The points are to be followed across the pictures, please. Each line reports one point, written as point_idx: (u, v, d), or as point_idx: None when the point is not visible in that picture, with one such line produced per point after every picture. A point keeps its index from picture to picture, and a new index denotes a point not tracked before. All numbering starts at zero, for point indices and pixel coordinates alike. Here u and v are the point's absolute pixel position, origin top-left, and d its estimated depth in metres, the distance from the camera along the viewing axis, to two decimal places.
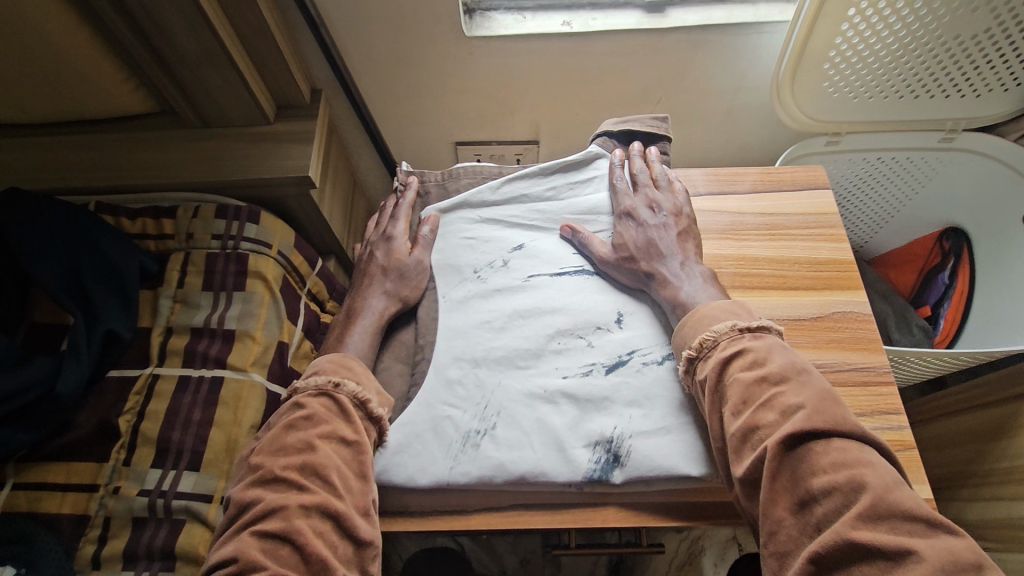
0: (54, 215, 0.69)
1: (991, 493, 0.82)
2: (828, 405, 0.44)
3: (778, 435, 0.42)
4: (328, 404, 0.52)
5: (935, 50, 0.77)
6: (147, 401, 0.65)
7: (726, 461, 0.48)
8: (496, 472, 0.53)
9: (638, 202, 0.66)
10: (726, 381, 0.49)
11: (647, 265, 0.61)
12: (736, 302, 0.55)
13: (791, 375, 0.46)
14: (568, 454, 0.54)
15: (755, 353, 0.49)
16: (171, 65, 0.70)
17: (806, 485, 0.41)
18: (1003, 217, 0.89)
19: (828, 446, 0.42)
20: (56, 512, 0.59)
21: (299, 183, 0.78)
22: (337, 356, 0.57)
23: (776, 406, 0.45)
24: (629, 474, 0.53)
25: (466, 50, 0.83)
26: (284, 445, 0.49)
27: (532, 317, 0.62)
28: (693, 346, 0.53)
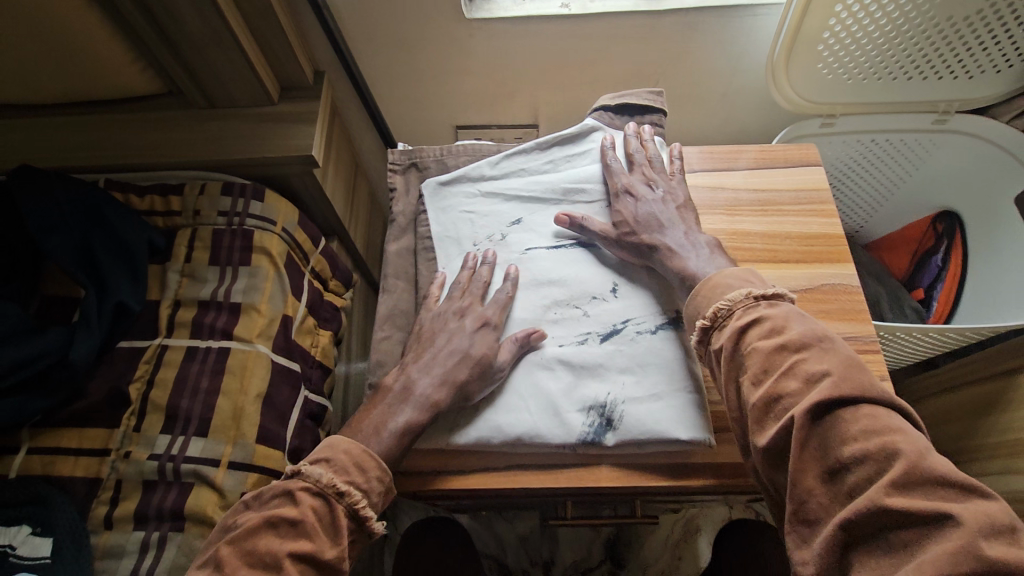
0: (65, 193, 0.71)
1: (979, 468, 0.85)
2: (853, 371, 0.43)
3: (805, 404, 0.42)
4: (320, 511, 0.47)
5: (926, 32, 0.78)
6: (156, 370, 0.67)
7: (745, 431, 0.48)
8: (493, 433, 0.56)
9: (634, 179, 0.67)
10: (743, 350, 0.49)
11: (649, 238, 0.62)
12: (745, 269, 0.56)
13: (812, 342, 0.46)
14: (563, 418, 0.56)
15: (772, 321, 0.49)
16: (178, 46, 0.71)
17: (836, 453, 0.40)
18: (992, 198, 0.91)
19: (857, 413, 0.41)
20: (69, 475, 0.61)
21: (302, 163, 0.79)
22: (359, 450, 0.51)
23: (799, 374, 0.44)
24: (621, 437, 0.55)
25: (466, 32, 0.84)
26: (254, 551, 0.44)
27: (529, 288, 0.64)
28: (707, 315, 0.53)
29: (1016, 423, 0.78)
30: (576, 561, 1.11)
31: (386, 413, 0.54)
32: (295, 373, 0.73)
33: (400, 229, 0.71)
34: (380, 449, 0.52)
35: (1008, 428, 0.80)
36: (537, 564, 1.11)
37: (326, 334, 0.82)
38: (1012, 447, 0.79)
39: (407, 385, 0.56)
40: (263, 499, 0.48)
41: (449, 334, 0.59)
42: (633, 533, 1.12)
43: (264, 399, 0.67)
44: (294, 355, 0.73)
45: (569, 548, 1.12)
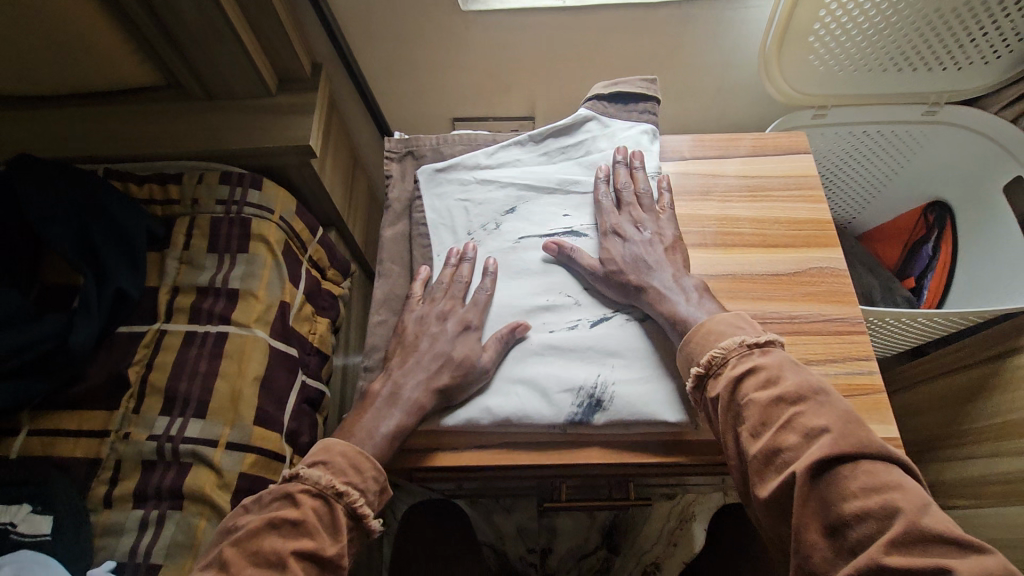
0: (65, 182, 0.72)
1: (970, 453, 0.86)
2: (852, 426, 0.42)
3: (806, 461, 0.41)
4: (321, 511, 0.48)
5: (916, 22, 0.79)
6: (155, 354, 0.68)
7: (744, 483, 0.46)
8: (483, 414, 0.57)
9: (623, 218, 0.65)
10: (740, 400, 0.47)
11: (637, 279, 0.60)
12: (736, 314, 0.54)
13: (808, 395, 0.45)
14: (552, 399, 0.57)
15: (768, 370, 0.47)
16: (177, 39, 0.73)
17: (838, 510, 0.39)
18: (979, 189, 0.93)
19: (856, 469, 0.40)
20: (69, 455, 0.62)
21: (300, 153, 0.81)
22: (353, 450, 0.52)
23: (797, 428, 0.43)
24: (609, 417, 0.56)
25: (461, 24, 0.86)
26: (258, 551, 0.46)
27: (523, 277, 0.65)
28: (702, 363, 0.51)
29: (1006, 406, 0.80)
30: (573, 549, 1.12)
31: (377, 416, 0.55)
32: (292, 358, 0.74)
33: (395, 214, 0.72)
34: (369, 438, 0.53)
35: (998, 412, 0.81)
36: (535, 553, 1.12)
37: (324, 321, 0.83)
38: (1005, 430, 0.80)
39: (395, 390, 0.57)
40: (263, 504, 0.50)
41: (432, 340, 0.59)
42: (630, 522, 1.13)
43: (261, 382, 0.68)
44: (291, 340, 0.74)
45: (566, 535, 1.13)
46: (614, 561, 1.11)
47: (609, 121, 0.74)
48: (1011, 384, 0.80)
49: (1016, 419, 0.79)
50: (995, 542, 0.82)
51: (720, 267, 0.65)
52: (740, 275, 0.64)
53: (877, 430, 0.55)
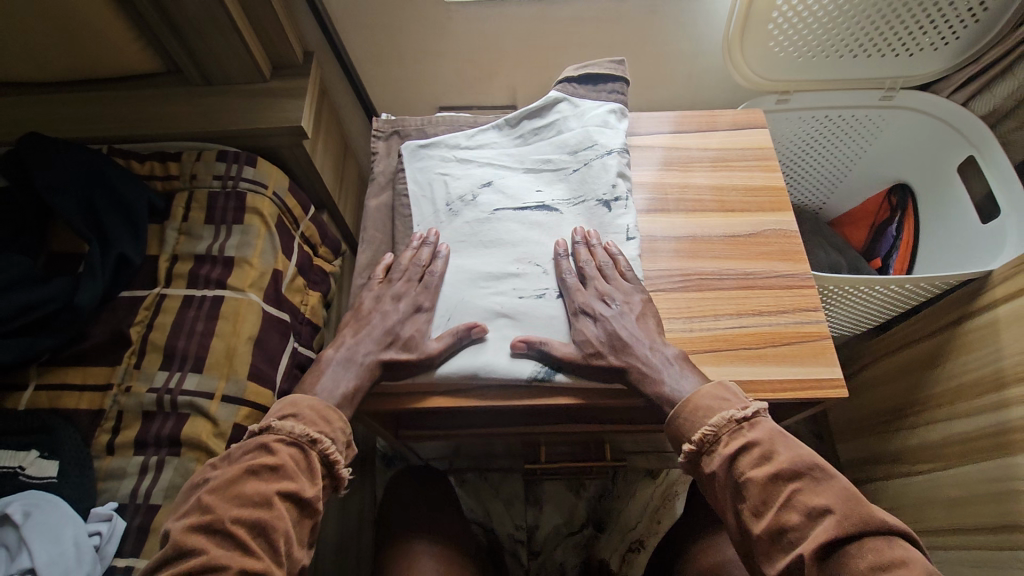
0: (71, 156, 0.76)
1: (928, 419, 0.91)
2: (852, 505, 0.44)
3: (813, 543, 0.43)
4: (297, 458, 0.50)
5: (866, 11, 0.84)
6: (155, 315, 0.72)
7: (748, 554, 0.48)
8: (452, 370, 0.60)
9: (589, 297, 0.63)
10: (737, 478, 0.49)
11: (617, 360, 0.58)
12: (719, 381, 0.55)
13: (805, 470, 0.47)
14: (518, 359, 0.60)
15: (760, 447, 0.49)
16: (178, 25, 0.78)
17: None
18: (938, 164, 0.98)
19: (861, 548, 0.43)
20: (74, 407, 0.67)
21: (292, 133, 0.86)
22: (320, 405, 0.54)
23: (798, 507, 0.45)
24: (570, 374, 0.60)
25: (445, 15, 0.91)
26: (240, 493, 0.47)
27: (496, 248, 0.69)
28: (693, 440, 0.52)
29: (958, 369, 0.85)
30: (558, 524, 1.16)
31: (336, 377, 0.58)
32: (284, 323, 0.79)
33: (380, 186, 0.75)
34: (330, 394, 0.56)
35: (953, 375, 0.86)
36: (522, 530, 1.15)
37: (315, 294, 0.87)
38: (958, 392, 0.85)
39: (348, 358, 0.59)
40: (235, 455, 0.50)
41: (383, 316, 0.62)
42: (612, 501, 1.17)
43: (255, 342, 0.73)
44: (283, 306, 0.79)
45: (552, 511, 1.16)
46: (598, 538, 1.14)
47: (579, 101, 0.77)
48: (964, 348, 0.85)
49: (968, 381, 0.84)
50: (951, 501, 0.87)
51: (682, 230, 0.70)
52: (699, 236, 0.69)
53: (821, 370, 0.60)
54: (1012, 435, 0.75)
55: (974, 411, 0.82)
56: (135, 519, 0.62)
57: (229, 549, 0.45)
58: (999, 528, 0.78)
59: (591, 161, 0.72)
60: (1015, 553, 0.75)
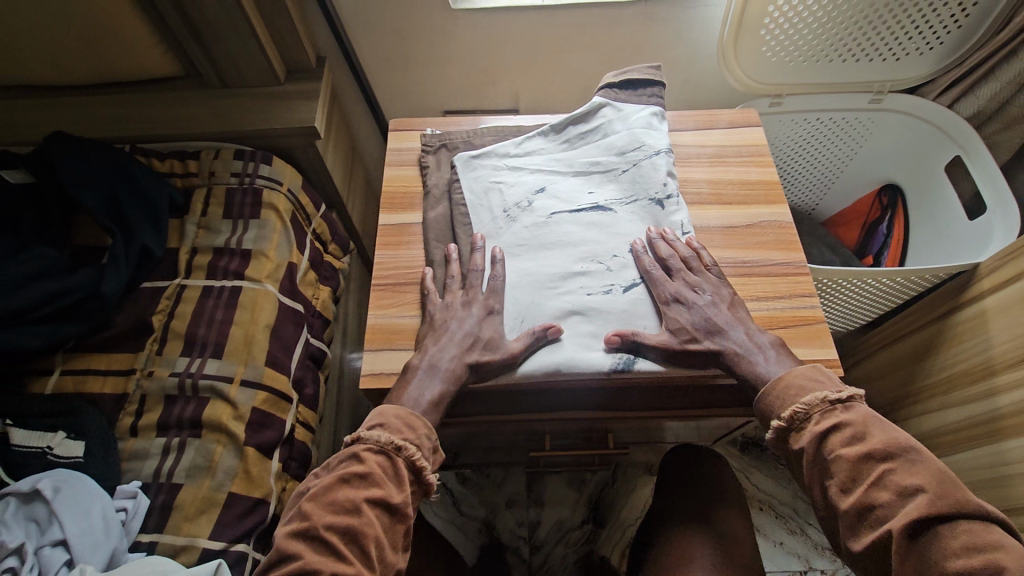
0: (96, 154, 0.80)
1: (924, 408, 0.94)
2: (947, 487, 0.45)
3: (902, 521, 0.44)
4: (384, 466, 0.51)
5: (854, 17, 0.88)
6: (176, 305, 0.75)
7: (832, 529, 0.50)
8: (534, 366, 0.60)
9: (680, 286, 0.63)
10: (826, 455, 0.49)
11: (712, 345, 0.59)
12: (813, 366, 0.55)
13: (898, 451, 0.47)
14: (598, 353, 0.61)
15: (854, 427, 0.49)
16: (198, 30, 0.81)
17: (939, 568, 0.43)
18: (928, 164, 1.02)
19: (956, 528, 0.43)
20: (98, 391, 0.69)
21: (305, 134, 0.90)
22: (405, 412, 0.55)
23: (890, 486, 0.46)
24: (650, 364, 0.60)
25: (452, 22, 0.95)
26: (334, 500, 0.49)
27: (558, 250, 0.69)
28: (783, 417, 0.52)
29: (949, 359, 0.88)
30: (560, 520, 1.17)
31: (422, 386, 0.58)
32: (298, 313, 0.81)
33: (436, 198, 0.74)
34: (417, 403, 0.56)
35: (945, 366, 0.89)
36: (524, 525, 1.17)
37: (325, 288, 0.90)
38: (950, 381, 0.88)
39: (431, 365, 0.59)
40: (332, 465, 0.52)
41: (459, 322, 0.62)
42: (612, 496, 1.19)
43: (271, 330, 0.76)
44: (297, 297, 0.82)
45: (553, 507, 1.19)
46: (599, 533, 1.16)
47: (622, 105, 0.78)
48: (955, 338, 0.87)
49: (959, 370, 0.86)
50: None
51: None
52: (698, 228, 0.72)
53: (818, 353, 0.62)
54: (1003, 421, 0.78)
55: (966, 399, 0.85)
56: (158, 498, 0.64)
57: (323, 554, 0.47)
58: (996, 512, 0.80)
59: (641, 161, 0.73)
60: None
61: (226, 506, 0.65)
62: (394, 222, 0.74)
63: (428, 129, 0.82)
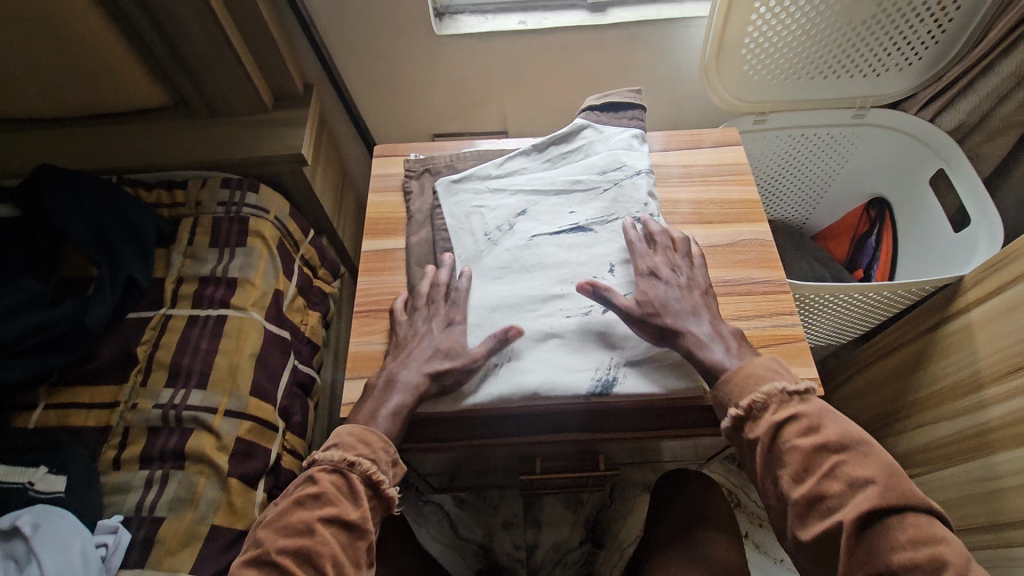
0: (83, 186, 0.80)
1: (915, 422, 0.93)
2: (895, 480, 0.45)
3: (855, 513, 0.44)
4: (338, 483, 0.51)
5: (831, 36, 0.89)
6: (161, 335, 0.75)
7: (782, 519, 0.49)
8: (514, 390, 0.60)
9: (658, 263, 0.64)
10: (782, 446, 0.49)
11: (675, 323, 0.58)
12: (772, 357, 0.55)
13: (850, 443, 0.47)
14: (576, 377, 0.61)
15: (809, 419, 0.49)
16: (185, 59, 0.83)
17: (885, 559, 0.43)
18: (916, 178, 1.01)
19: (903, 522, 0.44)
20: (82, 424, 0.69)
21: (292, 161, 0.90)
22: (359, 428, 0.54)
23: (842, 477, 0.46)
24: (626, 388, 0.60)
25: (437, 47, 0.96)
26: (286, 524, 0.49)
27: (538, 271, 0.68)
28: (742, 404, 0.52)
29: (938, 373, 0.88)
30: (557, 542, 1.16)
31: (378, 402, 0.57)
32: (285, 340, 0.81)
33: (418, 223, 0.75)
34: (375, 417, 0.56)
35: (934, 379, 0.88)
36: (520, 548, 1.15)
37: (314, 314, 0.90)
38: (940, 395, 0.87)
39: (390, 377, 0.59)
40: (288, 490, 0.52)
41: (420, 338, 0.62)
42: (609, 516, 1.17)
43: (257, 359, 0.76)
44: (283, 324, 0.82)
45: (550, 529, 1.17)
46: (598, 554, 1.14)
47: (603, 126, 0.78)
48: (943, 351, 0.87)
49: (947, 384, 0.86)
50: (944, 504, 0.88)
51: None
52: None
53: (800, 370, 0.62)
54: (991, 434, 0.77)
55: (955, 413, 0.84)
56: (140, 531, 0.63)
57: None
58: (990, 527, 0.79)
59: (622, 181, 0.73)
60: (1007, 552, 0.76)
61: (208, 538, 0.64)
62: (377, 249, 0.75)
63: (412, 154, 0.83)
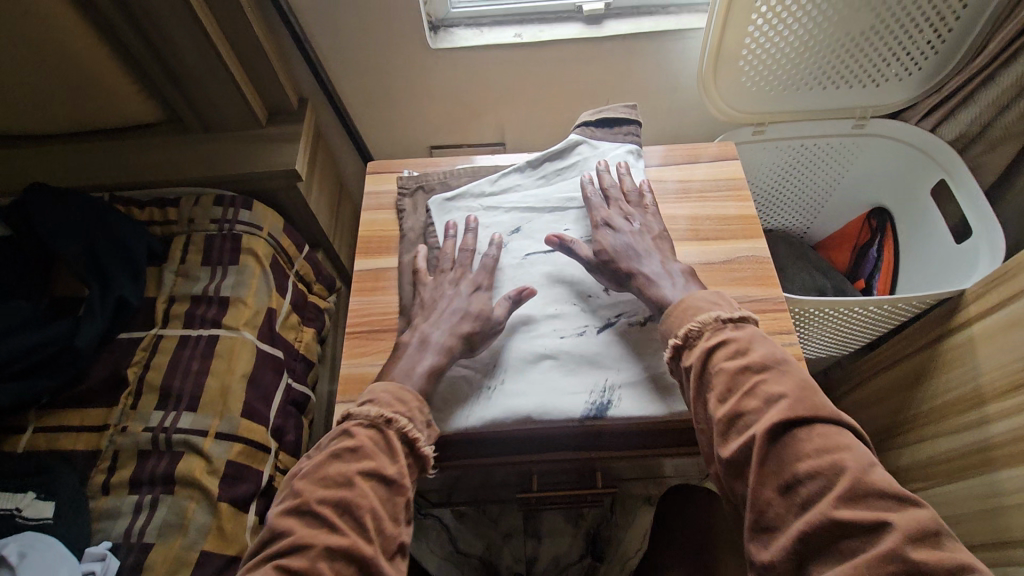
0: (74, 204, 0.80)
1: (917, 437, 0.91)
2: (807, 395, 0.43)
3: (766, 422, 0.42)
4: (375, 439, 0.49)
5: (829, 47, 0.88)
6: (152, 356, 0.74)
7: (710, 446, 0.47)
8: (507, 414, 0.59)
9: (613, 213, 0.67)
10: (710, 371, 0.48)
11: (627, 266, 0.61)
12: (715, 291, 0.55)
13: (773, 364, 0.46)
14: (570, 400, 0.59)
15: (738, 342, 0.48)
16: (177, 75, 0.82)
17: (792, 469, 0.40)
18: (917, 189, 1.00)
19: (811, 432, 0.42)
20: (72, 448, 0.68)
21: (285, 177, 0.90)
22: (395, 387, 0.53)
23: (760, 394, 0.44)
24: (621, 412, 0.58)
25: (432, 61, 0.96)
26: (325, 476, 0.47)
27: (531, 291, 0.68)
28: (678, 335, 0.52)
29: (940, 388, 0.86)
30: (557, 556, 1.14)
31: (413, 360, 0.57)
32: (278, 359, 0.80)
33: (411, 242, 0.74)
34: (409, 375, 0.55)
35: (936, 394, 0.87)
36: (519, 562, 1.14)
37: (309, 330, 0.90)
38: (942, 410, 0.86)
39: (423, 338, 0.59)
40: (323, 445, 0.50)
41: (448, 300, 0.62)
42: (610, 529, 1.16)
43: (249, 380, 0.75)
44: (277, 343, 0.81)
45: (550, 543, 1.15)
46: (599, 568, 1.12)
47: (598, 142, 0.77)
48: (944, 365, 0.85)
49: (949, 399, 0.84)
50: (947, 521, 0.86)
51: None
52: None
53: None
54: (993, 451, 0.75)
55: (956, 429, 0.82)
56: (128, 558, 0.62)
57: (316, 531, 0.44)
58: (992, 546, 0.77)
59: None
60: None
61: (197, 565, 0.63)
62: (370, 267, 0.74)
63: (406, 170, 0.82)
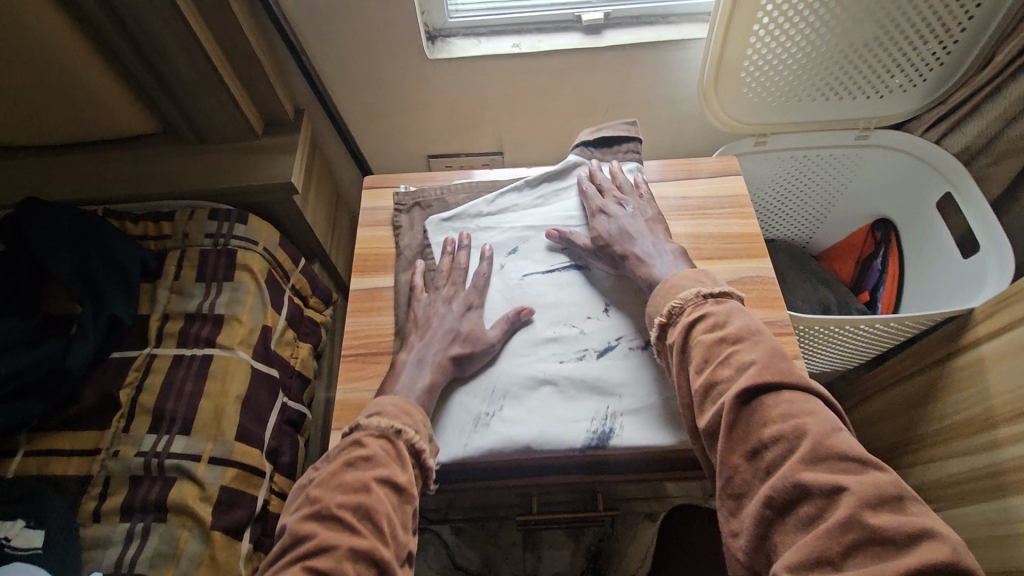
0: (66, 219, 0.78)
1: (924, 455, 0.90)
2: (778, 360, 0.44)
3: (735, 389, 0.43)
4: (387, 449, 0.49)
5: (834, 59, 0.87)
6: (144, 377, 0.73)
7: (693, 416, 0.48)
8: (505, 444, 0.57)
9: (607, 201, 0.69)
10: (690, 344, 0.50)
11: (620, 248, 0.64)
12: (698, 270, 0.57)
13: (747, 335, 0.47)
14: (571, 428, 0.58)
15: (716, 316, 0.50)
16: (169, 85, 0.80)
17: (758, 435, 0.41)
18: (921, 201, 0.99)
19: (779, 397, 0.42)
20: (62, 474, 0.67)
21: (280, 190, 0.88)
22: (402, 401, 0.54)
23: (732, 363, 0.45)
24: (622, 442, 0.57)
25: (430, 71, 0.94)
26: (342, 482, 0.46)
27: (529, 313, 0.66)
28: (663, 313, 0.54)
29: (949, 407, 0.85)
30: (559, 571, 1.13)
31: (413, 377, 0.58)
32: (273, 379, 0.79)
33: (408, 261, 0.72)
34: (411, 391, 0.56)
35: (944, 413, 0.86)
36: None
37: (304, 346, 0.88)
38: (951, 429, 0.84)
39: (419, 358, 0.60)
40: (332, 455, 0.50)
41: (441, 319, 0.63)
42: (613, 544, 1.14)
43: (243, 401, 0.73)
44: (272, 361, 0.79)
45: (552, 558, 1.14)
46: None
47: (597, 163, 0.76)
48: (953, 384, 0.84)
49: (958, 420, 0.83)
50: None
51: None
52: None
53: None
54: (1003, 476, 0.74)
55: (966, 450, 0.81)
56: None
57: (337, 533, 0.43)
58: None
59: None
60: None
61: None
62: (366, 287, 0.72)
63: (404, 186, 0.80)
